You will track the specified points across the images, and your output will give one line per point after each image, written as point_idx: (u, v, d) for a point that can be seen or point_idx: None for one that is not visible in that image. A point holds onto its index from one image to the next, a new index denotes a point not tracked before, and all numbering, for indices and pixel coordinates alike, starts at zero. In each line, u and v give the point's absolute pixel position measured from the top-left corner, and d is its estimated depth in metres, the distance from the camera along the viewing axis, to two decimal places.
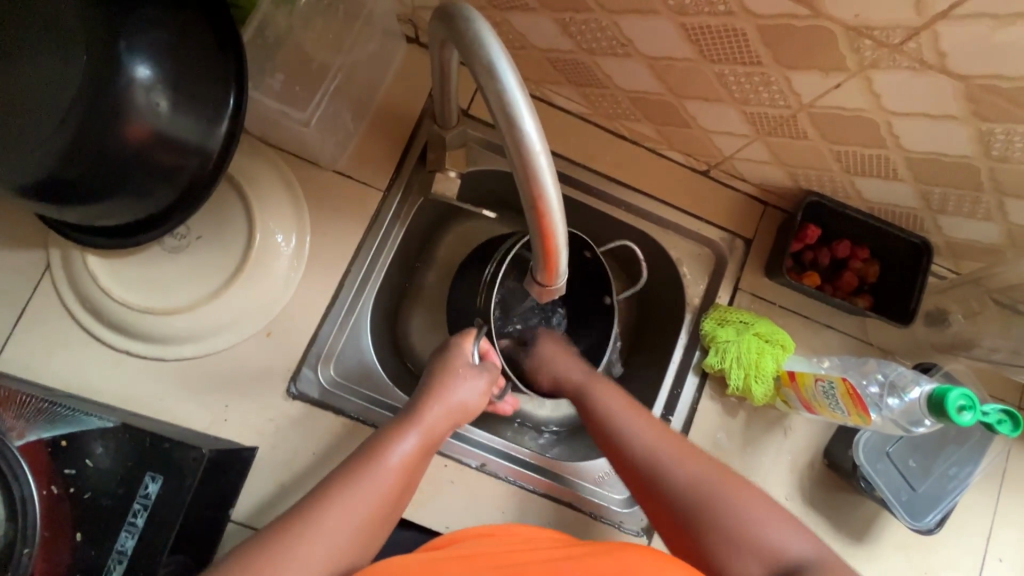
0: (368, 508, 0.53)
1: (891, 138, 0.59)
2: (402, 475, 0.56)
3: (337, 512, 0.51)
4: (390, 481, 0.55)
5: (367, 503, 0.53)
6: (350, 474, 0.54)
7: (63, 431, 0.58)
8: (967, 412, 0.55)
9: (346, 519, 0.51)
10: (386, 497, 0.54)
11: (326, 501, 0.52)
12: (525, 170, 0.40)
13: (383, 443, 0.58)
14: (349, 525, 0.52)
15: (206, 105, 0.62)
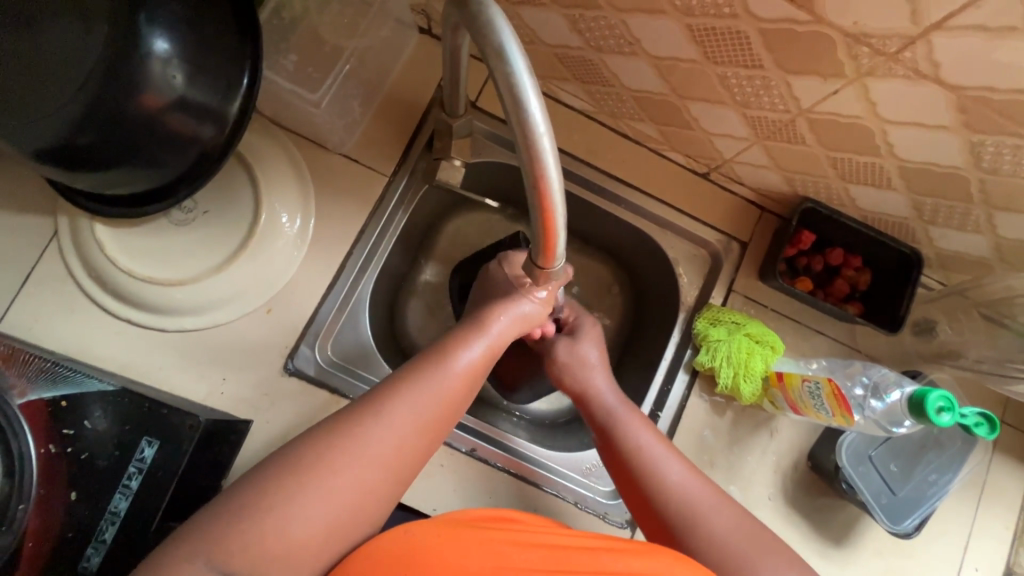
0: (434, 407, 0.54)
1: (885, 146, 0.61)
2: (468, 379, 0.57)
3: (405, 411, 0.52)
4: (458, 383, 0.56)
5: (436, 399, 0.54)
6: (420, 371, 0.55)
7: (64, 391, 0.59)
8: (947, 413, 0.56)
9: (411, 419, 0.52)
10: (450, 396, 0.55)
11: (394, 401, 0.52)
12: (529, 150, 0.41)
13: (452, 347, 0.58)
14: (420, 416, 0.53)
15: (221, 82, 0.64)
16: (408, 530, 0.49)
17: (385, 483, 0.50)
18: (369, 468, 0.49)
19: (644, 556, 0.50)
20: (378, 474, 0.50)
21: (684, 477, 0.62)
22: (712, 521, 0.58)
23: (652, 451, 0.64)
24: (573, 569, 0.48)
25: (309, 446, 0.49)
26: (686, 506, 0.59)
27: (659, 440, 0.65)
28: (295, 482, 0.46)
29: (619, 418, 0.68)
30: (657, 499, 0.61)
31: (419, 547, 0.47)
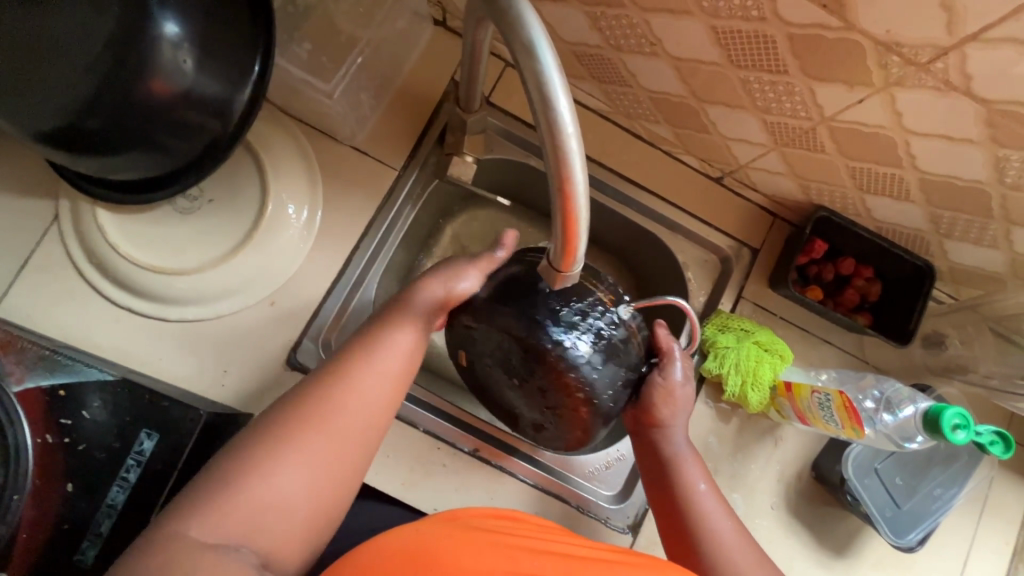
0: (385, 382, 0.53)
1: (908, 157, 0.60)
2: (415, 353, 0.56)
3: (363, 402, 0.52)
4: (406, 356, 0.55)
5: (388, 363, 0.54)
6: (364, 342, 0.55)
7: (62, 380, 0.58)
8: (962, 431, 0.56)
9: (368, 405, 0.52)
10: (400, 372, 0.55)
11: (344, 381, 0.52)
12: (554, 149, 0.40)
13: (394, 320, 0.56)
14: (376, 382, 0.53)
15: (233, 69, 0.62)
16: (408, 532, 0.50)
17: (357, 449, 0.51)
18: (331, 454, 0.50)
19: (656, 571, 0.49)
20: (342, 457, 0.50)
21: (728, 530, 0.62)
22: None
23: (704, 502, 0.64)
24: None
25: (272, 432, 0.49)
26: (726, 560, 0.60)
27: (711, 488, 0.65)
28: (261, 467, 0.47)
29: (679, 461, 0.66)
30: (701, 548, 0.61)
31: (418, 544, 0.48)
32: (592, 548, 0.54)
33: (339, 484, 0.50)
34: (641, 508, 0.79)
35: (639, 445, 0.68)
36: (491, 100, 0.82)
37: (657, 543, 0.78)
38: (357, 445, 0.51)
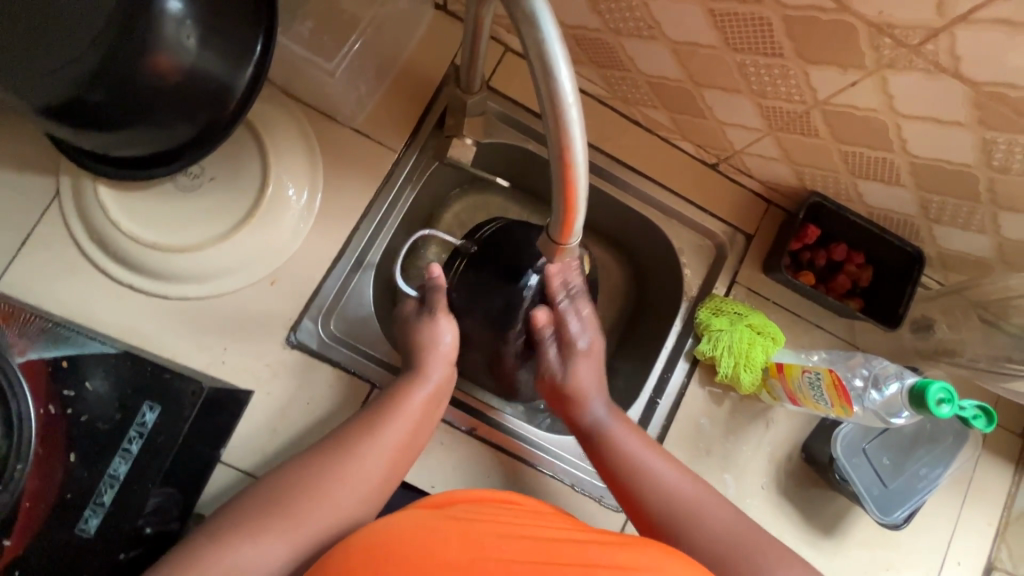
0: (383, 454, 0.61)
1: (898, 141, 0.61)
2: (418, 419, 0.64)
3: (368, 451, 0.60)
4: (406, 422, 0.63)
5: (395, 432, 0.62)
6: (373, 412, 0.63)
7: (65, 352, 0.58)
8: (946, 405, 0.57)
9: (377, 460, 0.60)
10: (399, 444, 0.62)
11: (348, 447, 0.60)
12: (555, 119, 0.42)
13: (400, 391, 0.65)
14: (375, 449, 0.60)
15: (235, 46, 0.62)
16: (378, 521, 0.48)
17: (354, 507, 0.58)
18: (341, 498, 0.57)
19: (634, 548, 0.46)
20: (340, 507, 0.57)
21: (674, 479, 0.63)
22: (713, 522, 0.59)
23: (639, 455, 0.64)
24: (557, 556, 0.44)
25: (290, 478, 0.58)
26: (683, 510, 0.60)
27: (646, 443, 0.66)
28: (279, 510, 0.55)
29: (605, 428, 0.67)
30: (651, 503, 0.61)
31: (388, 529, 0.46)
32: (574, 530, 0.51)
33: (349, 521, 0.57)
34: None
35: (567, 422, 0.71)
36: (491, 84, 0.82)
37: None
38: (365, 489, 0.59)
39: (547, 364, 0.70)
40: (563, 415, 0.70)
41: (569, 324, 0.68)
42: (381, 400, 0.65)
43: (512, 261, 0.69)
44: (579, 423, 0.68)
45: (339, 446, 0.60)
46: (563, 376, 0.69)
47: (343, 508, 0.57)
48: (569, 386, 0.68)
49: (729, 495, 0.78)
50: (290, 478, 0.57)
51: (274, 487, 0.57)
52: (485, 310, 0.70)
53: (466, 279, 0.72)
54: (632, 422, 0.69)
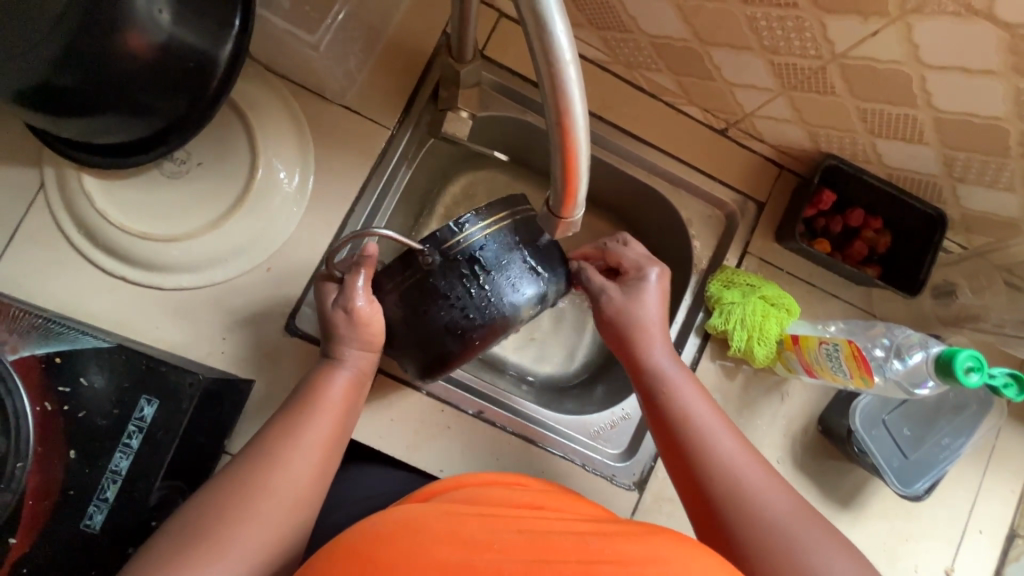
0: (309, 456, 0.57)
1: (922, 95, 0.57)
2: (341, 410, 0.61)
3: (293, 454, 0.56)
4: (328, 417, 0.59)
5: (316, 430, 0.58)
6: (293, 411, 0.59)
7: (57, 347, 0.57)
8: (975, 373, 0.55)
9: (306, 460, 0.56)
10: (327, 440, 0.59)
11: (282, 457, 0.56)
12: (551, 79, 0.38)
13: (315, 386, 0.61)
14: (304, 451, 0.57)
15: (211, 21, 0.58)
16: (369, 519, 0.46)
17: (291, 510, 0.54)
18: (273, 505, 0.53)
19: (636, 540, 0.44)
20: (269, 513, 0.53)
21: (732, 443, 0.59)
22: (768, 502, 0.54)
23: (702, 416, 0.60)
24: (558, 551, 0.42)
25: (254, 471, 0.54)
26: (739, 481, 0.56)
27: (705, 400, 0.62)
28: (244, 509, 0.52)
29: (671, 380, 0.62)
30: (710, 475, 0.57)
31: (379, 529, 0.43)
32: (572, 521, 0.49)
33: (287, 529, 0.53)
34: (646, 465, 0.80)
35: (628, 368, 0.65)
36: (485, 52, 0.78)
37: (664, 498, 0.79)
38: (297, 490, 0.55)
39: (597, 287, 0.65)
40: (625, 359, 0.65)
41: (626, 253, 0.67)
42: (297, 397, 0.61)
43: (478, 292, 0.59)
44: (641, 370, 0.63)
45: (285, 429, 0.57)
46: (626, 301, 0.64)
47: (306, 500, 0.55)
48: (637, 323, 0.64)
49: None
50: (250, 480, 0.54)
51: (233, 487, 0.53)
52: (424, 332, 0.61)
53: (412, 291, 0.59)
54: (696, 379, 0.64)
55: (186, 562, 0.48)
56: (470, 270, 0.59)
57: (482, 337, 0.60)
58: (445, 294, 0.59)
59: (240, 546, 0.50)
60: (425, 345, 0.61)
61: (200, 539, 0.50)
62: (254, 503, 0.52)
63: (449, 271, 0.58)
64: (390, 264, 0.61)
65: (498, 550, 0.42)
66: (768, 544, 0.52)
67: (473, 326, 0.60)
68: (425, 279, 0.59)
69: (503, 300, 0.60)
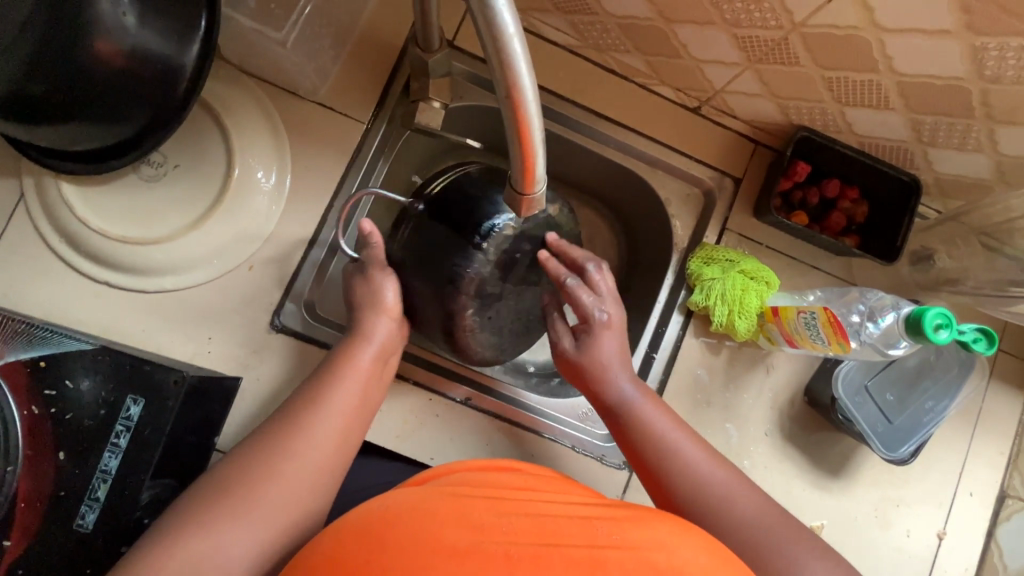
0: (336, 425, 0.57)
1: (883, 60, 0.58)
2: (368, 378, 0.61)
3: (318, 420, 0.56)
4: (356, 385, 0.60)
5: (342, 400, 0.58)
6: (319, 382, 0.59)
7: (42, 351, 0.57)
8: (944, 330, 0.55)
9: (326, 431, 0.56)
10: (351, 410, 0.58)
11: (305, 423, 0.55)
12: (498, 54, 0.38)
13: (340, 358, 0.61)
14: (329, 422, 0.57)
15: (175, 22, 0.59)
16: (368, 503, 0.46)
17: (315, 483, 0.54)
18: (296, 475, 0.53)
19: (641, 522, 0.45)
20: (288, 483, 0.52)
21: (696, 456, 0.59)
22: (736, 506, 0.55)
23: (666, 435, 0.60)
24: (564, 539, 0.43)
25: (270, 441, 0.54)
26: (706, 491, 0.56)
27: (672, 422, 0.62)
28: (243, 493, 0.51)
29: (633, 406, 0.62)
30: (677, 489, 0.57)
31: (375, 511, 0.44)
32: (573, 505, 0.49)
33: (308, 503, 0.53)
34: None
35: (590, 396, 0.65)
36: (455, 43, 0.79)
37: None
38: (321, 460, 0.55)
39: (561, 338, 0.66)
40: (586, 389, 0.65)
41: (582, 298, 0.63)
42: (325, 365, 0.61)
43: (463, 216, 0.60)
44: (603, 399, 0.64)
45: (307, 398, 0.57)
46: (579, 354, 0.65)
47: (327, 470, 0.55)
48: (590, 363, 0.64)
49: (732, 444, 0.77)
50: (263, 448, 0.54)
51: (249, 458, 0.53)
52: (433, 261, 0.61)
53: (414, 235, 0.63)
54: (659, 400, 0.64)
55: (188, 527, 0.48)
56: (449, 203, 0.61)
57: (481, 240, 0.59)
58: (440, 223, 0.61)
59: (259, 512, 0.50)
60: (436, 279, 0.61)
61: (212, 509, 0.49)
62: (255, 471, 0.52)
63: (437, 210, 0.61)
64: (392, 230, 0.66)
65: (505, 533, 0.43)
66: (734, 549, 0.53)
67: (471, 238, 0.59)
68: (418, 222, 0.62)
69: (485, 207, 0.60)
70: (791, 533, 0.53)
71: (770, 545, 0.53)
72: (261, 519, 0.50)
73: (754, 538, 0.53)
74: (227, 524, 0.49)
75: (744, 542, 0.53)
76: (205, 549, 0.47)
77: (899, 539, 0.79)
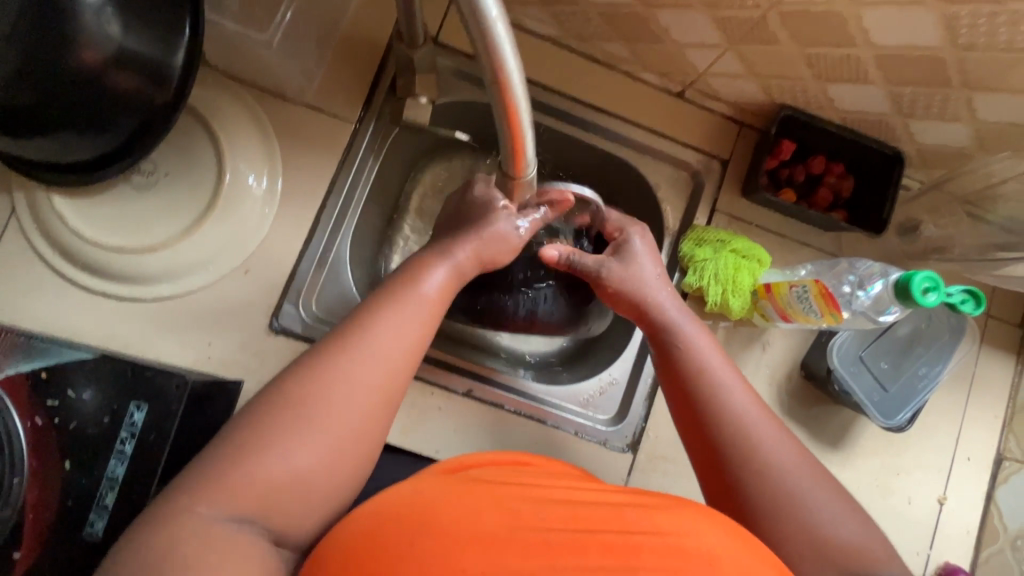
0: (404, 350, 0.52)
1: (860, 34, 0.59)
2: (437, 303, 0.56)
3: (382, 341, 0.51)
4: (425, 310, 0.55)
5: (412, 324, 0.53)
6: (385, 300, 0.54)
7: (42, 362, 0.58)
8: (932, 294, 0.57)
9: (393, 354, 0.51)
10: (419, 335, 0.54)
11: (370, 343, 0.51)
12: (483, 40, 0.39)
13: (410, 277, 0.56)
14: (399, 347, 0.52)
15: (156, 29, 0.59)
16: (402, 488, 0.47)
17: (377, 412, 0.49)
18: (358, 399, 0.48)
19: (669, 512, 0.46)
20: (352, 412, 0.48)
21: (742, 399, 0.58)
22: (773, 452, 0.55)
23: (718, 372, 0.60)
24: (593, 526, 0.43)
25: (330, 357, 0.49)
26: (747, 432, 0.56)
27: (724, 362, 0.61)
28: (297, 417, 0.46)
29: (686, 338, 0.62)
30: (718, 428, 0.57)
31: (413, 499, 0.45)
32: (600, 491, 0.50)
33: (367, 431, 0.49)
34: (638, 427, 0.81)
35: (641, 325, 0.65)
36: (440, 40, 0.80)
37: (658, 457, 0.80)
38: (387, 386, 0.50)
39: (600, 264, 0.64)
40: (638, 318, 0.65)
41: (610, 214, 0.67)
42: (391, 284, 0.56)
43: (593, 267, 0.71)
44: (658, 328, 0.63)
45: (368, 318, 0.52)
46: (625, 269, 0.64)
47: (393, 397, 0.51)
48: (636, 285, 0.64)
49: None
50: (322, 366, 0.49)
51: (311, 372, 0.48)
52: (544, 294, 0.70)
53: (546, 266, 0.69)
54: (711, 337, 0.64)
55: (246, 444, 0.44)
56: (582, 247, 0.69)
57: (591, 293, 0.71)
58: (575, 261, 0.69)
59: (318, 435, 0.46)
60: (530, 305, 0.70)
61: (271, 428, 0.45)
62: (318, 391, 0.47)
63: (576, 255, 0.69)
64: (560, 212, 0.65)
65: (543, 520, 0.43)
66: (766, 495, 0.53)
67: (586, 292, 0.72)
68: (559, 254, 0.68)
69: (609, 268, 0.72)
70: (826, 493, 0.53)
71: (796, 498, 0.52)
72: (321, 440, 0.46)
73: (789, 488, 0.53)
74: (285, 442, 0.45)
75: (778, 492, 0.53)
76: (268, 470, 0.44)
77: (900, 506, 0.80)
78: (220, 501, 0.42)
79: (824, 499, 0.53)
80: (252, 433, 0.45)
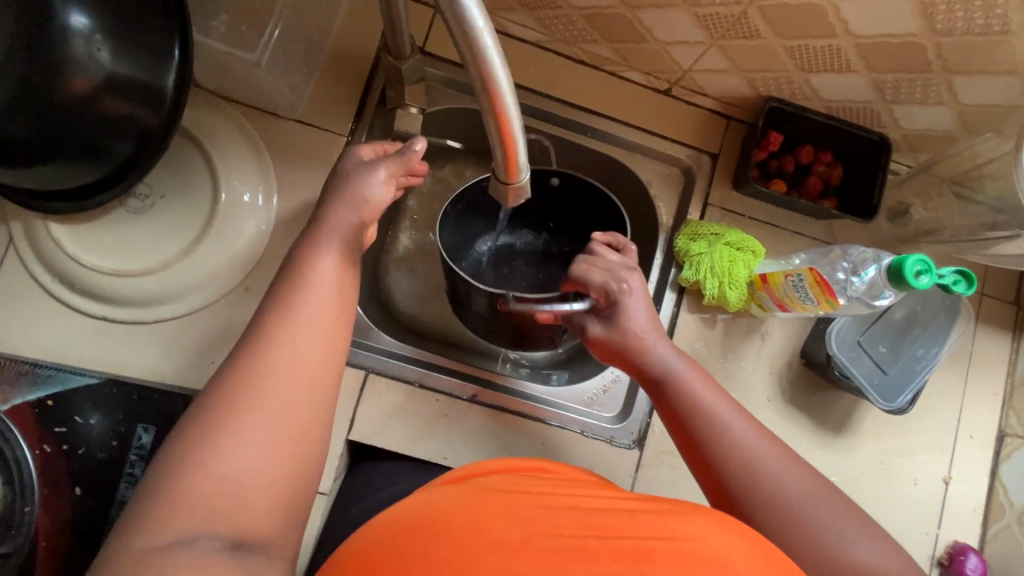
0: (318, 334, 0.48)
1: (839, 24, 0.60)
2: (337, 279, 0.52)
3: (293, 329, 0.47)
4: (325, 289, 0.51)
5: (318, 305, 0.49)
6: (286, 288, 0.50)
7: (45, 392, 0.64)
8: (925, 275, 0.58)
9: (307, 335, 0.47)
10: (332, 311, 0.50)
11: (274, 335, 0.47)
12: (472, 52, 0.40)
13: (303, 258, 0.52)
14: (310, 332, 0.48)
15: (144, 53, 0.59)
16: (420, 498, 0.48)
17: (308, 402, 0.45)
18: (283, 389, 0.44)
19: (685, 517, 0.45)
20: (283, 407, 0.44)
21: (743, 429, 0.57)
22: (781, 478, 0.54)
23: (714, 407, 0.59)
24: (607, 534, 0.43)
25: (247, 351, 0.46)
26: (753, 465, 0.55)
27: (720, 395, 0.60)
28: (222, 428, 0.42)
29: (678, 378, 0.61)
30: (726, 466, 0.55)
31: (431, 506, 0.46)
32: (615, 498, 0.50)
33: (305, 418, 0.45)
34: (643, 422, 0.82)
35: (633, 375, 0.64)
36: (426, 49, 0.80)
37: (665, 452, 0.81)
38: (309, 370, 0.46)
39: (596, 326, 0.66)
40: (628, 368, 0.64)
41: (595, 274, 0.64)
42: (287, 270, 0.52)
43: None
44: (648, 372, 0.63)
45: (276, 307, 0.49)
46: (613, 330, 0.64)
47: (321, 376, 0.47)
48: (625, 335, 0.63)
49: None
50: (239, 367, 0.45)
51: (228, 379, 0.44)
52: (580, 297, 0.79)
53: None
54: (704, 371, 0.63)
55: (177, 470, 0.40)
56: None
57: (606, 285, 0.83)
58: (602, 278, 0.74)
59: (248, 438, 0.42)
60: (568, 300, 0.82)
61: (195, 446, 0.41)
62: (239, 397, 0.43)
63: None
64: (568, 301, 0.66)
65: (555, 529, 0.44)
66: (785, 527, 0.51)
67: None
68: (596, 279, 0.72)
69: None
70: (844, 515, 0.52)
71: (814, 524, 0.51)
72: (255, 438, 0.42)
73: (806, 517, 0.51)
74: (220, 455, 0.41)
75: (795, 522, 0.51)
76: (205, 486, 0.40)
77: (906, 488, 0.81)
78: (168, 524, 0.38)
79: (842, 521, 0.51)
80: (186, 448, 0.41)
